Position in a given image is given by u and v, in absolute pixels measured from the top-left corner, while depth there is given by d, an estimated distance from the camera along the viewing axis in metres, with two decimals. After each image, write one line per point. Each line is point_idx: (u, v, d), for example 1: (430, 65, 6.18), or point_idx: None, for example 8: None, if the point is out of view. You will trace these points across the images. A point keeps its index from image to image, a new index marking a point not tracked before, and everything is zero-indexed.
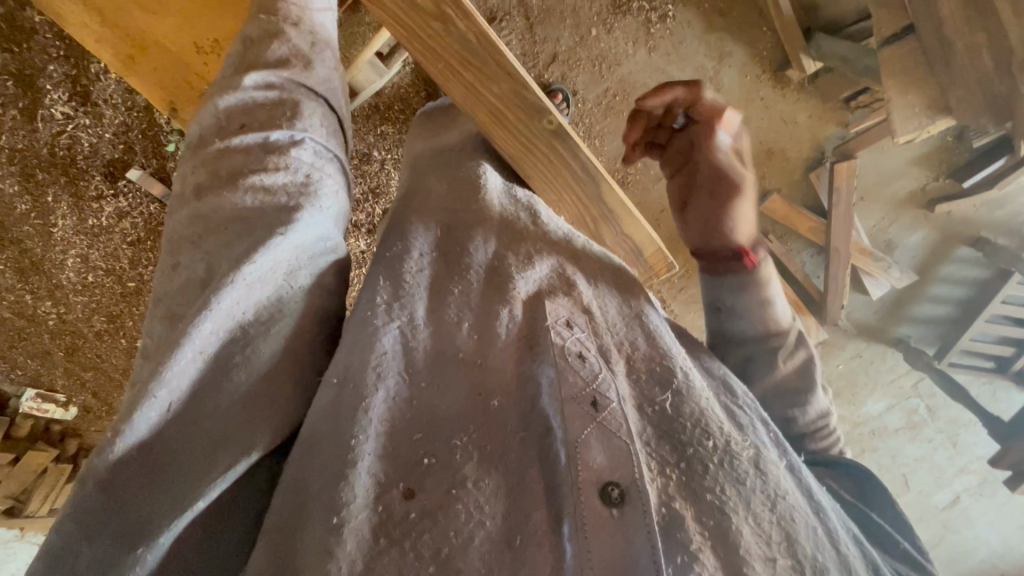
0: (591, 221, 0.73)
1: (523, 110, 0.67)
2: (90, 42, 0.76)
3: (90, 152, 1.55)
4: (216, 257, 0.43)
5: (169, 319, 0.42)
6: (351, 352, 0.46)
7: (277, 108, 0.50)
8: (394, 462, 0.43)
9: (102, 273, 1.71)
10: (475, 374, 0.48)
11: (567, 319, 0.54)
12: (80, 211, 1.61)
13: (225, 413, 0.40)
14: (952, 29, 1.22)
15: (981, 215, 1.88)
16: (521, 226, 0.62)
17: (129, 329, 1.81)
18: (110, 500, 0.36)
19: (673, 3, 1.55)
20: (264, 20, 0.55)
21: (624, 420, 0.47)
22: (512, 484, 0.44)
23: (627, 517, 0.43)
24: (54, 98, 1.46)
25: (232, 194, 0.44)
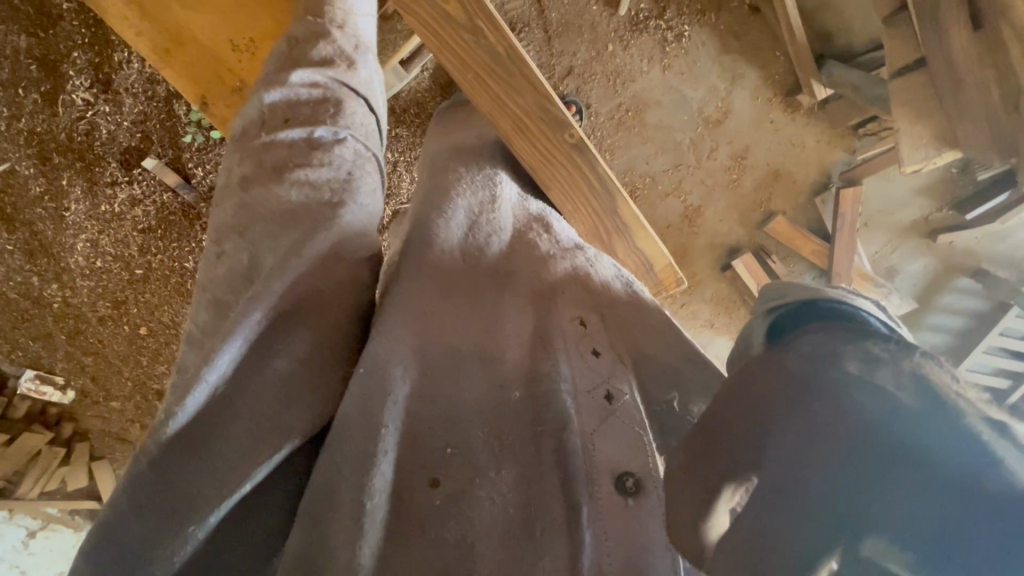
0: (605, 233, 0.74)
1: (547, 123, 0.70)
2: (130, 35, 0.78)
3: (108, 139, 1.56)
4: (259, 248, 0.45)
5: (214, 305, 0.45)
6: (380, 343, 0.49)
7: (321, 105, 0.53)
8: (425, 449, 0.47)
9: (111, 259, 1.72)
10: (490, 370, 0.52)
11: (581, 317, 0.57)
12: (93, 196, 1.63)
13: (265, 396, 0.43)
14: (964, 66, 1.24)
15: (983, 247, 1.89)
16: (533, 238, 0.65)
17: (132, 317, 1.80)
18: (161, 478, 0.39)
19: (689, 23, 1.58)
20: (311, 22, 0.58)
21: (636, 410, 0.51)
22: (529, 476, 0.48)
23: (643, 503, 0.46)
24: (76, 84, 1.49)
25: (278, 187, 0.47)
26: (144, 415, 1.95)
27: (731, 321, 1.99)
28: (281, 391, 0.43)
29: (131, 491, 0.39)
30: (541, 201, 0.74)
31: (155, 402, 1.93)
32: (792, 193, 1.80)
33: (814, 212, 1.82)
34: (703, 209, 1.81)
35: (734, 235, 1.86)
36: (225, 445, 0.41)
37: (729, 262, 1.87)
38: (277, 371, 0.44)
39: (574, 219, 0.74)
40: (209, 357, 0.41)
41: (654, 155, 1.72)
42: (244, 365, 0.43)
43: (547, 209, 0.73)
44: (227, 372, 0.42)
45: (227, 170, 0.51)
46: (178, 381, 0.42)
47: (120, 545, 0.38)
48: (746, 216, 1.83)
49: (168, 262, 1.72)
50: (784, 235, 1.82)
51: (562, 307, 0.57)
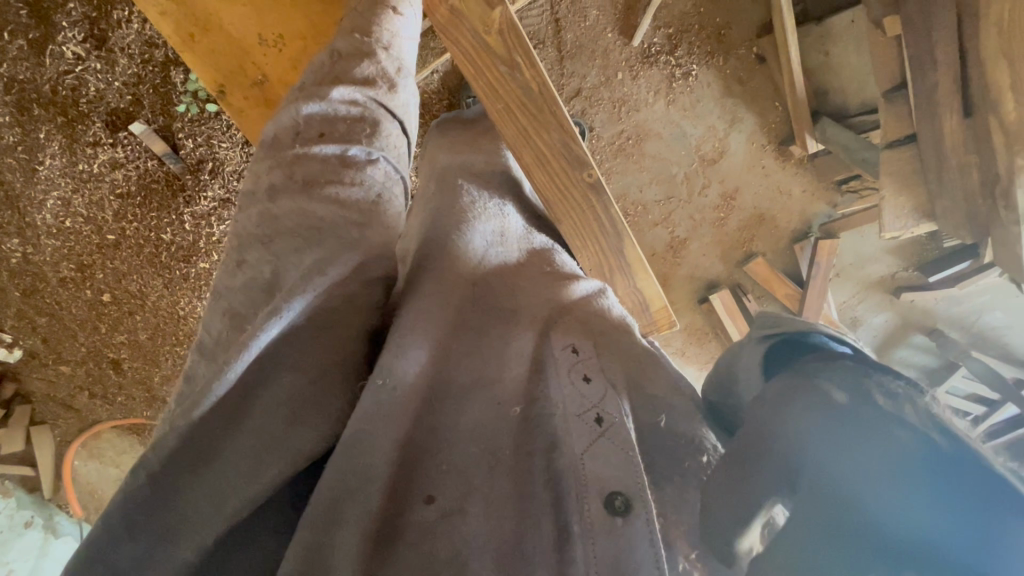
0: (608, 269, 0.76)
1: (567, 160, 0.72)
2: (154, 15, 0.76)
3: (94, 97, 1.50)
4: (281, 264, 0.50)
5: (230, 315, 0.50)
6: (394, 356, 0.52)
7: (358, 123, 0.58)
8: (428, 461, 0.49)
9: (81, 221, 1.64)
10: (486, 390, 0.54)
11: (574, 345, 0.58)
12: (71, 154, 1.55)
13: (271, 412, 0.47)
14: (950, 149, 1.31)
15: (940, 309, 2.01)
16: (538, 268, 0.70)
17: (96, 282, 1.73)
18: (155, 493, 0.44)
19: (697, 63, 1.62)
20: (358, 40, 0.63)
21: (626, 431, 0.52)
22: (523, 493, 0.49)
23: (632, 524, 0.46)
24: (67, 36, 1.43)
25: (310, 199, 0.52)
26: (94, 383, 1.87)
27: (701, 351, 2.05)
28: (285, 400, 0.47)
29: (128, 503, 0.43)
30: (544, 237, 0.79)
31: (108, 370, 1.85)
32: (774, 238, 1.87)
33: (791, 256, 1.89)
34: (689, 241, 1.86)
35: (714, 270, 1.92)
36: (228, 460, 0.45)
37: (707, 296, 1.93)
38: (285, 382, 0.47)
39: (581, 250, 0.75)
40: (222, 371, 0.45)
41: (649, 184, 1.76)
42: (256, 376, 0.47)
43: (551, 243, 0.78)
44: (231, 386, 0.46)
45: (255, 175, 0.55)
46: (194, 391, 0.47)
47: (108, 563, 0.42)
48: (727, 253, 1.89)
49: (144, 232, 1.66)
50: (761, 276, 1.88)
51: (557, 333, 0.59)
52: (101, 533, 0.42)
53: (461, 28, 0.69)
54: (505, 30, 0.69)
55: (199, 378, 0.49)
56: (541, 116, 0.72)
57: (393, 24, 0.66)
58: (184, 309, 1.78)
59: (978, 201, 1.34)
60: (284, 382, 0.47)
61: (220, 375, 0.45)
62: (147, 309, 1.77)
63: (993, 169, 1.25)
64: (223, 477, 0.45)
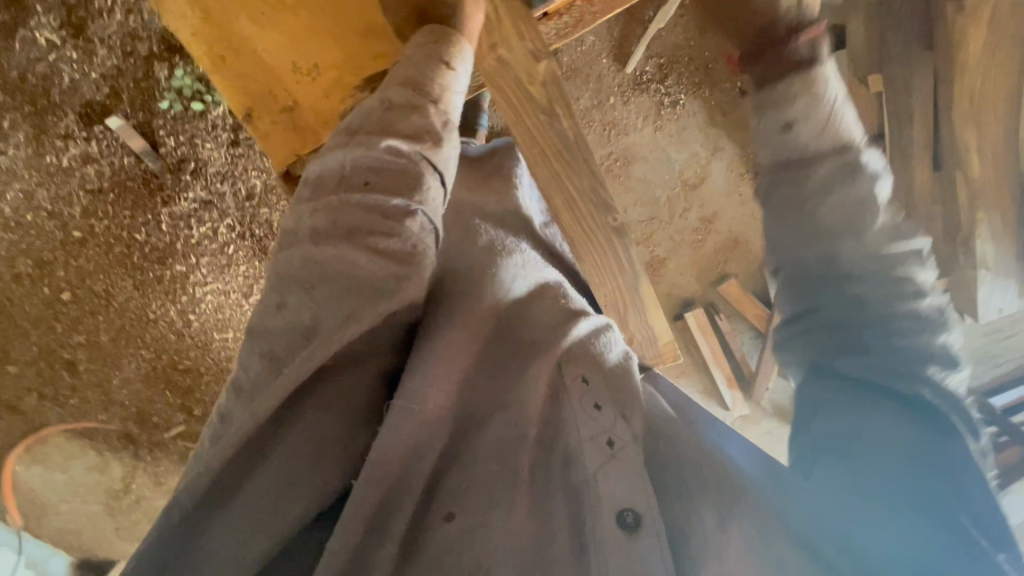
0: (623, 305, 0.88)
1: (596, 206, 0.86)
2: (191, 39, 0.91)
3: (69, 88, 1.42)
4: (321, 311, 0.55)
5: (269, 357, 0.56)
6: (414, 382, 0.63)
7: (402, 176, 0.60)
8: (453, 475, 0.64)
9: (45, 216, 1.56)
10: (510, 417, 0.68)
11: (583, 375, 0.72)
12: (39, 145, 1.47)
13: (296, 456, 0.57)
14: None
15: None
16: (554, 296, 0.80)
17: (57, 279, 1.63)
18: (186, 530, 0.54)
19: (685, 93, 1.68)
20: (411, 93, 0.66)
21: (634, 457, 0.67)
22: (542, 513, 0.64)
23: (641, 537, 0.62)
24: (42, 22, 1.36)
25: (354, 253, 0.56)
26: (46, 385, 1.73)
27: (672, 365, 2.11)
28: (311, 440, 0.57)
29: (160, 539, 0.53)
30: (556, 271, 0.86)
31: (62, 372, 1.73)
32: (745, 261, 1.97)
33: (760, 279, 2.00)
34: (667, 260, 1.92)
35: (689, 289, 2.00)
36: (253, 490, 0.55)
37: (682, 313, 2.01)
38: (312, 419, 0.58)
39: (601, 287, 0.87)
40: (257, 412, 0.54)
41: (633, 206, 1.82)
42: (284, 416, 0.57)
43: (562, 278, 0.85)
44: (248, 430, 0.54)
45: (299, 215, 0.60)
46: (228, 431, 0.55)
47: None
48: (703, 273, 1.97)
49: (115, 229, 1.58)
50: (733, 297, 1.98)
51: (568, 363, 0.73)
52: (145, 560, 0.53)
53: (508, 78, 0.83)
54: (547, 81, 0.84)
55: (234, 425, 0.55)
56: (574, 161, 0.86)
57: (447, 79, 0.70)
58: (155, 312, 1.70)
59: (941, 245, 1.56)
60: (308, 421, 0.57)
61: (253, 416, 0.54)
62: (111, 309, 1.68)
63: None
64: (251, 508, 0.55)
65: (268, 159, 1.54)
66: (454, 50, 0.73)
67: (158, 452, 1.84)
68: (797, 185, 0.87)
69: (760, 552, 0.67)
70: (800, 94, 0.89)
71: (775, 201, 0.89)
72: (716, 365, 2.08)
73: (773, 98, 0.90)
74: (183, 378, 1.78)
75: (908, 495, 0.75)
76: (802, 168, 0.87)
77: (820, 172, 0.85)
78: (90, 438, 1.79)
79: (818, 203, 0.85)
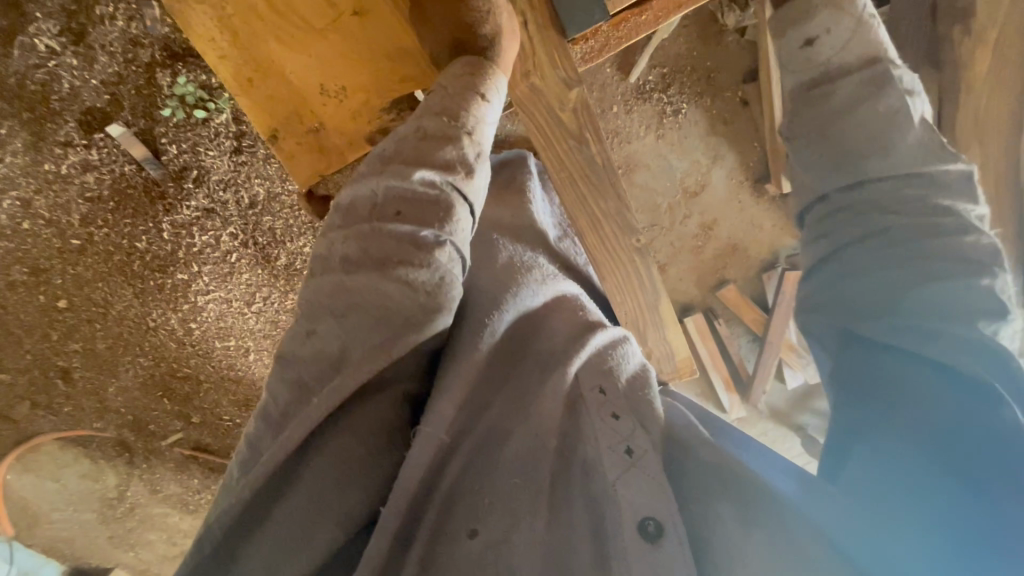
0: (642, 320, 1.02)
1: (619, 228, 0.97)
2: (215, 60, 0.89)
3: (68, 95, 1.40)
4: (349, 340, 0.57)
5: (298, 385, 0.58)
6: (439, 406, 0.64)
7: (433, 206, 0.62)
8: (472, 489, 0.63)
9: (42, 224, 1.53)
10: (529, 431, 0.67)
11: (601, 385, 0.70)
12: (36, 152, 1.44)
13: (325, 483, 0.57)
14: None
15: None
16: (573, 309, 0.81)
17: (53, 287, 1.61)
18: (218, 554, 0.56)
19: (687, 102, 1.70)
20: (447, 123, 0.68)
21: (654, 464, 0.63)
22: (565, 527, 0.62)
23: (664, 546, 0.58)
24: (41, 28, 1.33)
25: (385, 283, 0.58)
26: (39, 393, 1.71)
27: None
28: (337, 464, 0.58)
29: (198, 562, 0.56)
30: (574, 284, 0.88)
31: (56, 380, 1.71)
32: (743, 266, 1.99)
33: (759, 284, 2.02)
34: (668, 267, 1.95)
35: (688, 295, 2.02)
36: (285, 510, 0.56)
37: (681, 317, 2.04)
38: (340, 443, 0.58)
39: (622, 304, 1.00)
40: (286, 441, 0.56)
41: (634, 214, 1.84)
42: (312, 441, 0.58)
43: (580, 291, 0.87)
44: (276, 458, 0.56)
45: (333, 242, 0.63)
46: (258, 459, 0.57)
47: None
48: (702, 278, 2.00)
49: (115, 238, 1.56)
50: (731, 301, 2.00)
51: (585, 375, 0.71)
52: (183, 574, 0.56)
53: (541, 105, 0.90)
54: (577, 109, 0.91)
55: (266, 451, 0.57)
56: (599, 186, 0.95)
57: (481, 111, 0.71)
58: (155, 321, 1.68)
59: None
60: (336, 445, 0.58)
61: (282, 446, 0.56)
62: (109, 317, 1.66)
63: None
64: (278, 536, 0.56)
65: (272, 167, 1.52)
66: (489, 83, 0.74)
67: (155, 458, 1.86)
68: (825, 107, 0.86)
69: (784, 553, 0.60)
70: (823, 8, 0.88)
71: (801, 121, 0.88)
72: (714, 369, 2.13)
73: (794, 15, 0.90)
74: (181, 385, 1.78)
75: (947, 464, 0.62)
76: (825, 85, 0.86)
77: (843, 89, 0.85)
78: (85, 446, 1.80)
79: (841, 121, 0.84)
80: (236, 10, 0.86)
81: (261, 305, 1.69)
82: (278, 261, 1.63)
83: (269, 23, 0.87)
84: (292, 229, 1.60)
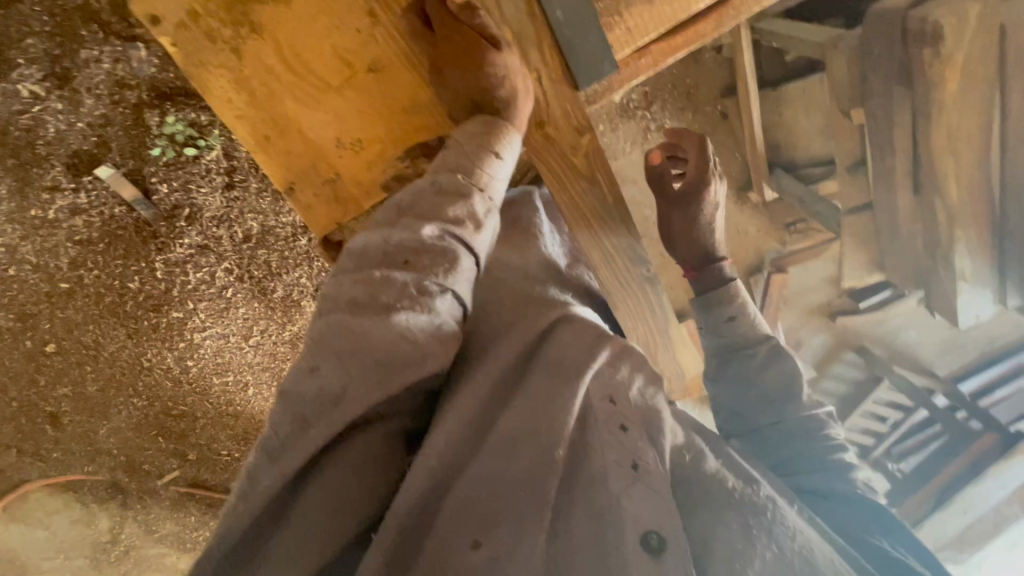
0: (655, 346, 1.10)
1: (632, 258, 1.03)
2: (227, 113, 0.90)
3: (55, 139, 1.38)
4: (350, 380, 0.57)
5: (296, 423, 0.56)
6: (443, 434, 0.64)
7: (439, 259, 0.64)
8: (475, 507, 0.62)
9: (28, 269, 1.50)
10: (533, 443, 0.65)
11: (610, 397, 0.71)
12: (22, 199, 1.42)
13: (315, 510, 0.56)
14: (902, 218, 1.48)
15: (869, 328, 2.08)
16: (577, 317, 0.82)
17: (40, 331, 1.57)
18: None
19: (671, 117, 1.73)
20: (460, 179, 0.71)
21: (660, 481, 0.65)
22: (568, 541, 0.61)
23: (665, 561, 0.59)
24: (24, 74, 1.30)
25: (386, 326, 0.59)
26: (25, 441, 1.68)
27: None
28: (335, 494, 0.57)
29: None
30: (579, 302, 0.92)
31: (44, 426, 1.67)
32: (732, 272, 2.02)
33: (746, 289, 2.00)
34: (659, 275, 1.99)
35: (681, 301, 2.06)
36: (286, 537, 0.55)
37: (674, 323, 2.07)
38: (333, 473, 0.57)
39: (635, 329, 1.06)
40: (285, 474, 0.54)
41: None
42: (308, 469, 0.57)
43: (594, 314, 0.90)
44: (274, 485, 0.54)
45: (340, 283, 0.63)
46: (254, 487, 0.55)
47: None
48: None
49: (107, 279, 1.54)
50: None
51: (595, 387, 0.71)
52: None
53: (555, 153, 0.94)
54: (590, 153, 0.95)
55: (265, 480, 0.55)
56: (614, 219, 1.01)
57: (493, 168, 0.75)
58: (151, 361, 1.65)
59: (922, 260, 1.51)
60: (333, 473, 0.57)
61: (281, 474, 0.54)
62: (101, 360, 1.63)
63: (936, 237, 1.42)
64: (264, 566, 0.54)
65: (264, 202, 1.51)
66: (503, 141, 0.78)
67: (148, 499, 1.82)
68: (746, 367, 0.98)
69: (791, 556, 0.65)
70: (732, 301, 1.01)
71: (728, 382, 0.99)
72: None
73: (716, 301, 1.02)
74: (177, 424, 1.75)
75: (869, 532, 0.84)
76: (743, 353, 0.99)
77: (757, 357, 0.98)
78: (75, 491, 1.77)
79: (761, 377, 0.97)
80: (252, 71, 0.87)
81: (259, 339, 1.68)
82: (274, 293, 1.63)
83: (285, 82, 0.89)
84: (288, 262, 1.60)
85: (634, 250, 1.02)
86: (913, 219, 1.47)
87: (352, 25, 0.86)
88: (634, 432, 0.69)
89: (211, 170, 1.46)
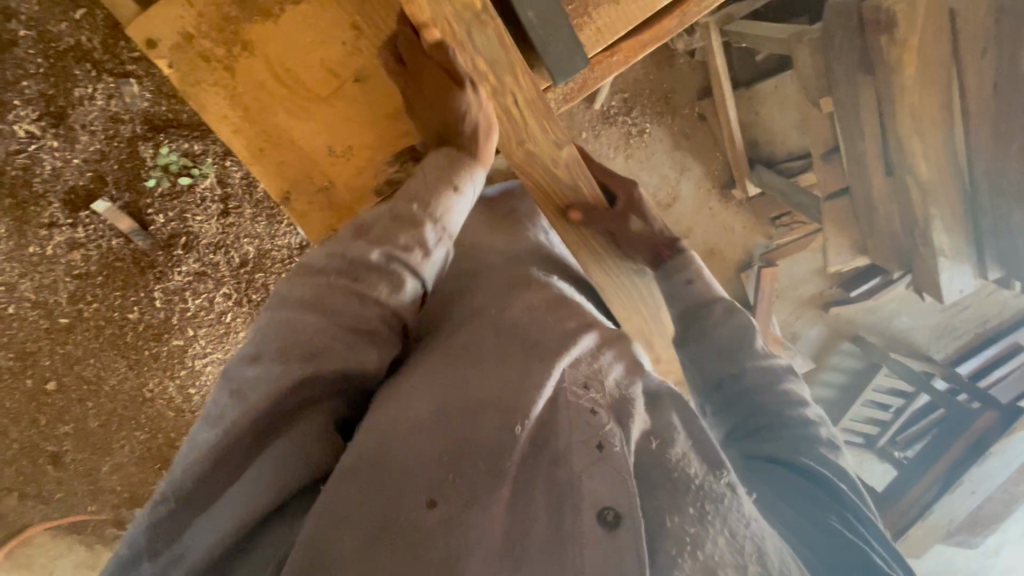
0: (651, 338, 1.07)
1: (619, 256, 1.04)
2: (224, 129, 0.93)
3: (51, 177, 1.41)
4: (290, 368, 0.59)
5: (255, 383, 0.58)
6: (399, 406, 0.65)
7: (382, 279, 0.66)
8: (422, 474, 0.59)
9: (28, 306, 1.51)
10: (504, 417, 0.65)
11: (585, 382, 0.73)
12: (20, 236, 1.44)
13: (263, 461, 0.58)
14: (879, 200, 1.51)
15: (860, 317, 2.20)
16: (566, 298, 0.88)
17: (41, 368, 1.57)
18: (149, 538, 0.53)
19: (650, 121, 1.78)
20: (415, 207, 0.73)
21: (625, 460, 0.64)
22: (517, 512, 0.60)
23: (620, 535, 0.59)
24: (19, 114, 1.33)
25: (324, 332, 0.61)
26: (27, 484, 1.66)
27: None
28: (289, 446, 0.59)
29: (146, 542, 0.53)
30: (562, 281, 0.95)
31: (47, 467, 1.66)
32: (722, 269, 2.05)
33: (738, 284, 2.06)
34: None
35: None
36: (231, 494, 0.56)
37: None
38: (300, 427, 0.61)
39: (629, 322, 1.04)
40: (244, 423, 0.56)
41: None
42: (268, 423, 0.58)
43: (579, 295, 0.95)
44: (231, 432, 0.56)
45: (295, 280, 0.65)
46: (212, 439, 0.56)
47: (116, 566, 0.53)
48: None
49: (106, 311, 1.55)
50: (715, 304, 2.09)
51: (568, 372, 0.73)
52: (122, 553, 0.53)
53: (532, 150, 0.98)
54: (569, 163, 1.00)
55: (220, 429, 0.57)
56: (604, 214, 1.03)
57: (449, 200, 0.76)
58: (153, 390, 1.66)
59: (902, 240, 1.55)
60: (299, 427, 0.61)
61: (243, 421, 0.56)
62: (102, 394, 1.63)
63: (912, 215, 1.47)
64: (216, 515, 0.55)
65: (258, 226, 1.55)
66: (463, 175, 0.79)
67: None
68: (702, 327, 0.94)
69: (742, 542, 0.64)
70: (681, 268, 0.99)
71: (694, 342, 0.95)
72: None
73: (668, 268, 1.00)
74: None
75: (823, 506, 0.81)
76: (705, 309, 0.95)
77: (715, 313, 0.94)
78: (78, 532, 1.75)
79: (714, 331, 0.93)
80: (246, 88, 0.91)
81: None
82: None
83: (277, 96, 0.93)
84: None
85: (617, 246, 1.04)
86: (890, 200, 1.50)
87: (339, 38, 0.91)
88: (602, 411, 0.70)
89: (206, 198, 1.49)
